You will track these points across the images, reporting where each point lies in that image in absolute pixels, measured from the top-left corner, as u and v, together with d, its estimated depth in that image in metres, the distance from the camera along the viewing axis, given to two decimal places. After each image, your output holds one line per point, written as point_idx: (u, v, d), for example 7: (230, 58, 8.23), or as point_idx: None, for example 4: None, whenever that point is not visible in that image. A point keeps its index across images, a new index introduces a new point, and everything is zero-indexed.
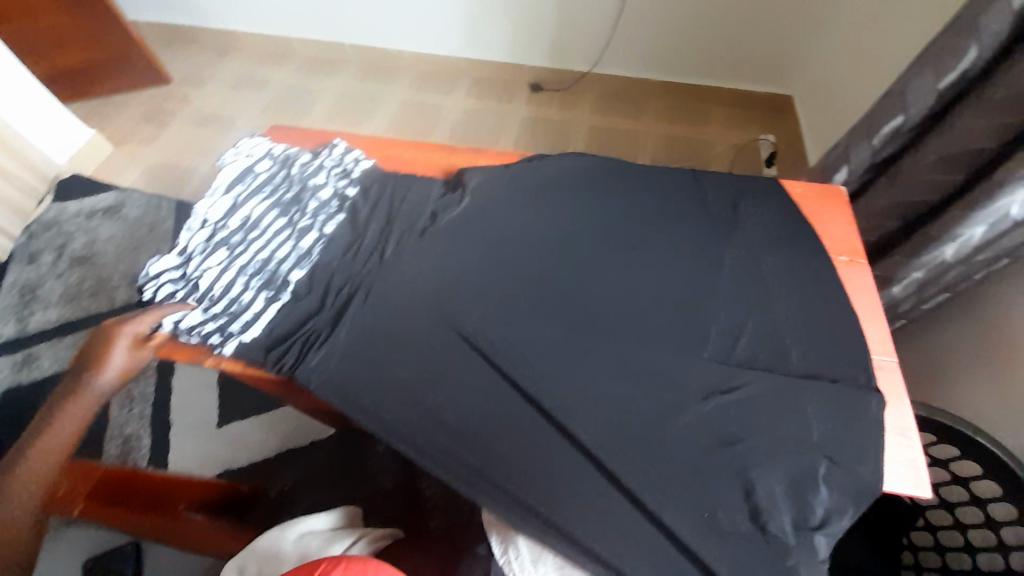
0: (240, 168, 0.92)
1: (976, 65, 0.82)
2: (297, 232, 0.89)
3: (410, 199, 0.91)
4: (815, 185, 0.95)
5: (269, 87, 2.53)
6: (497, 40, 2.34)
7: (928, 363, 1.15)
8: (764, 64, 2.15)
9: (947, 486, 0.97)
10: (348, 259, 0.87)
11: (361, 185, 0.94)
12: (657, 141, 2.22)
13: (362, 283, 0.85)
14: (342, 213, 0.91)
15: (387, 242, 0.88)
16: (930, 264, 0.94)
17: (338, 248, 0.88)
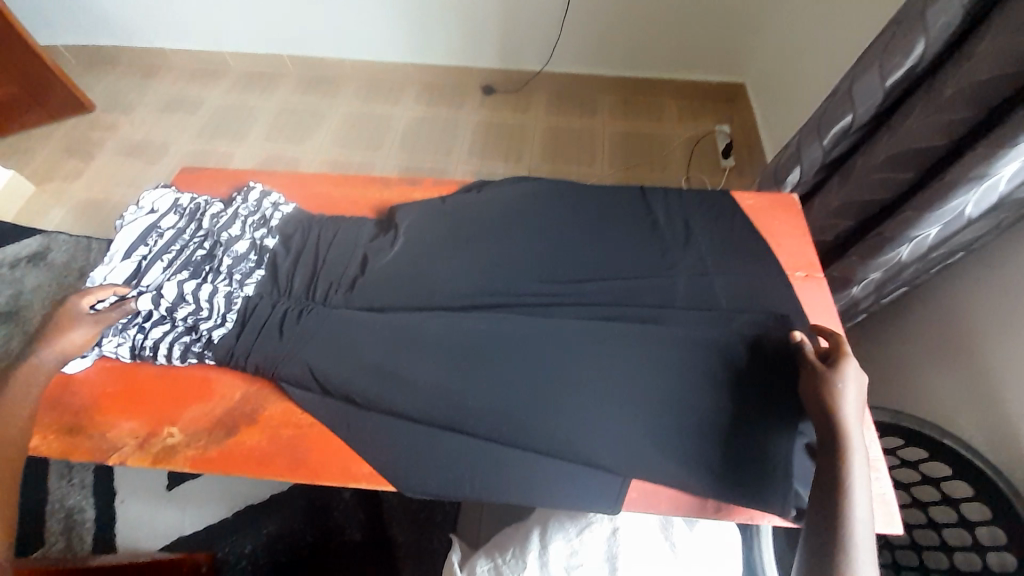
0: (142, 227, 0.81)
1: (921, 61, 0.79)
2: (206, 292, 0.76)
3: (337, 246, 0.81)
4: (767, 194, 0.91)
5: (204, 107, 2.37)
6: (442, 43, 2.24)
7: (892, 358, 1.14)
8: (714, 54, 2.12)
9: (917, 485, 0.92)
10: (268, 322, 0.76)
11: (283, 233, 0.84)
12: (613, 139, 2.17)
13: (281, 350, 0.74)
14: (262, 267, 0.81)
15: (313, 298, 0.78)
16: (886, 264, 0.91)
17: (256, 304, 0.77)
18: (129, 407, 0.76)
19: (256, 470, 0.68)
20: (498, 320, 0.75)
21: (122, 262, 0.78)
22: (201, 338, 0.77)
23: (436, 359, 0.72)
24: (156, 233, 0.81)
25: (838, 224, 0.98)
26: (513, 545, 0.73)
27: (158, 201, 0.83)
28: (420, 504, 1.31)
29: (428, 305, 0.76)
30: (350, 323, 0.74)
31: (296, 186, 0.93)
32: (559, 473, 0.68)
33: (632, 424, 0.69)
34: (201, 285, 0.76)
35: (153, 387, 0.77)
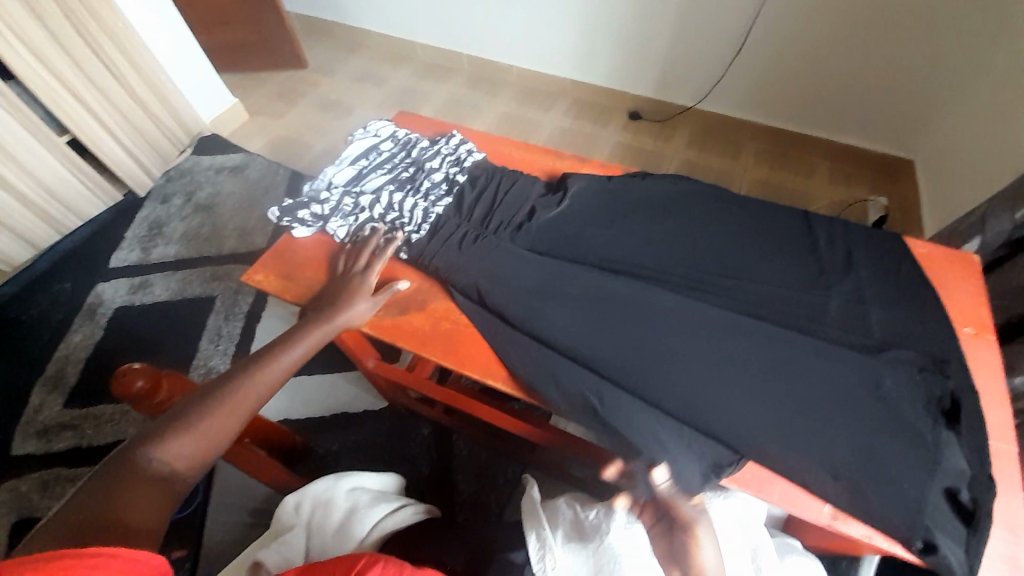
0: (367, 145, 1.00)
1: None
2: (408, 204, 0.93)
3: (513, 195, 0.94)
4: (946, 249, 0.87)
5: (388, 83, 2.75)
6: (606, 65, 2.39)
7: None
8: (887, 124, 2.02)
9: None
10: (445, 238, 0.89)
11: (470, 174, 0.98)
12: (751, 187, 2.15)
13: (449, 264, 0.87)
14: (450, 195, 0.95)
15: (485, 229, 0.90)
16: None
17: (444, 222, 0.91)
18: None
19: (416, 346, 0.83)
20: (637, 291, 0.82)
21: (349, 165, 0.97)
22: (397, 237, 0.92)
23: (578, 307, 0.81)
24: (378, 151, 1.00)
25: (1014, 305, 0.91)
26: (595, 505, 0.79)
27: (383, 128, 1.02)
28: (486, 463, 1.39)
29: (578, 261, 0.85)
30: (511, 255, 0.86)
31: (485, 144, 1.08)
32: (669, 435, 0.73)
33: (751, 417, 0.72)
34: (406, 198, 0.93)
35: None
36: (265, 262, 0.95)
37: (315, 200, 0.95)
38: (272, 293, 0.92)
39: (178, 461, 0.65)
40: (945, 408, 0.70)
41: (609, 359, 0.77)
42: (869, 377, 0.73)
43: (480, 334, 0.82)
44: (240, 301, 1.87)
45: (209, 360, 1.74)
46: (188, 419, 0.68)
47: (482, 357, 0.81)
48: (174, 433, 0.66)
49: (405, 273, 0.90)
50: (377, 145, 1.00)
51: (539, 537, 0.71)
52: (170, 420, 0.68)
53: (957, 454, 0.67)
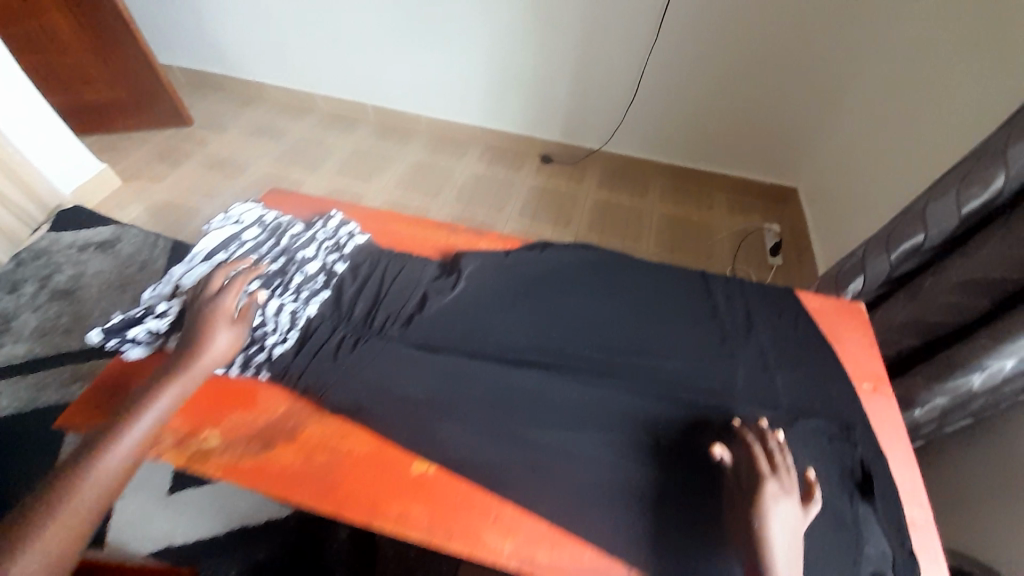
0: (226, 237, 0.87)
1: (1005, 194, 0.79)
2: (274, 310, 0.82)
3: (400, 281, 0.87)
4: (833, 300, 0.90)
5: (286, 137, 2.59)
6: (512, 111, 2.42)
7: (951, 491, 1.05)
8: (768, 157, 2.21)
9: None
10: (321, 342, 0.80)
11: (351, 260, 0.90)
12: (660, 222, 2.22)
13: (327, 373, 0.76)
14: (327, 288, 0.86)
15: (368, 326, 0.82)
16: (954, 391, 0.86)
17: (318, 327, 0.82)
18: (205, 412, 0.76)
19: (285, 493, 0.67)
20: (541, 390, 0.76)
21: (194, 262, 0.82)
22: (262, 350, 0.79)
23: (481, 408, 0.74)
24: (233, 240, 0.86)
25: (900, 340, 0.95)
26: None
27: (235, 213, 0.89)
28: (416, 561, 1.23)
29: (473, 353, 0.79)
30: (400, 357, 0.78)
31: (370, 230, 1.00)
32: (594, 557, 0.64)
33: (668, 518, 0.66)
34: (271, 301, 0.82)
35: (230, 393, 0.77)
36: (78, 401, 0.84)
37: (157, 312, 0.80)
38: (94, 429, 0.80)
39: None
40: (857, 480, 0.69)
41: (517, 469, 0.69)
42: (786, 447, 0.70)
43: (365, 463, 0.70)
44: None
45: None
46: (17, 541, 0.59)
47: (368, 495, 0.67)
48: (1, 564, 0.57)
49: (275, 395, 0.77)
50: (237, 236, 0.88)
51: None
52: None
53: (878, 533, 0.65)
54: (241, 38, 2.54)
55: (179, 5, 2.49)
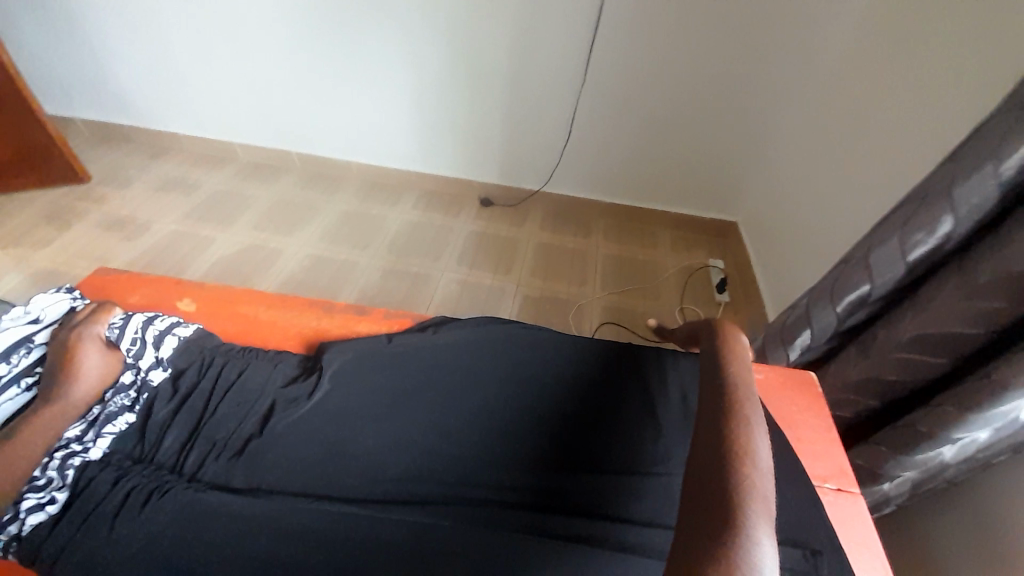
0: (12, 344, 0.87)
1: (952, 243, 0.69)
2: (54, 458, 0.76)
3: (224, 406, 0.86)
4: (786, 370, 0.92)
5: (201, 190, 2.36)
6: (447, 155, 2.31)
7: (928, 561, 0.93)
8: (706, 194, 2.19)
9: None
10: (108, 486, 0.74)
11: (165, 378, 0.89)
12: (607, 262, 2.12)
13: (106, 532, 0.69)
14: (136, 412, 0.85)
15: (179, 460, 0.79)
16: (925, 463, 0.75)
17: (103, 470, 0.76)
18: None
19: None
20: (365, 521, 0.72)
21: None
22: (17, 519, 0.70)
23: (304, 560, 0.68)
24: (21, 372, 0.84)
25: (857, 400, 0.84)
26: None
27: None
28: None
29: (303, 491, 0.76)
30: (204, 502, 0.72)
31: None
32: None
33: None
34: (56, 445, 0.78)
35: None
36: None
37: None
38: None
39: None
40: None
41: None
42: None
43: None
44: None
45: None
46: None
47: None
48: None
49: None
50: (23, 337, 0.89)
51: None
52: None
53: None
54: (149, 88, 2.35)
55: (76, 55, 2.28)
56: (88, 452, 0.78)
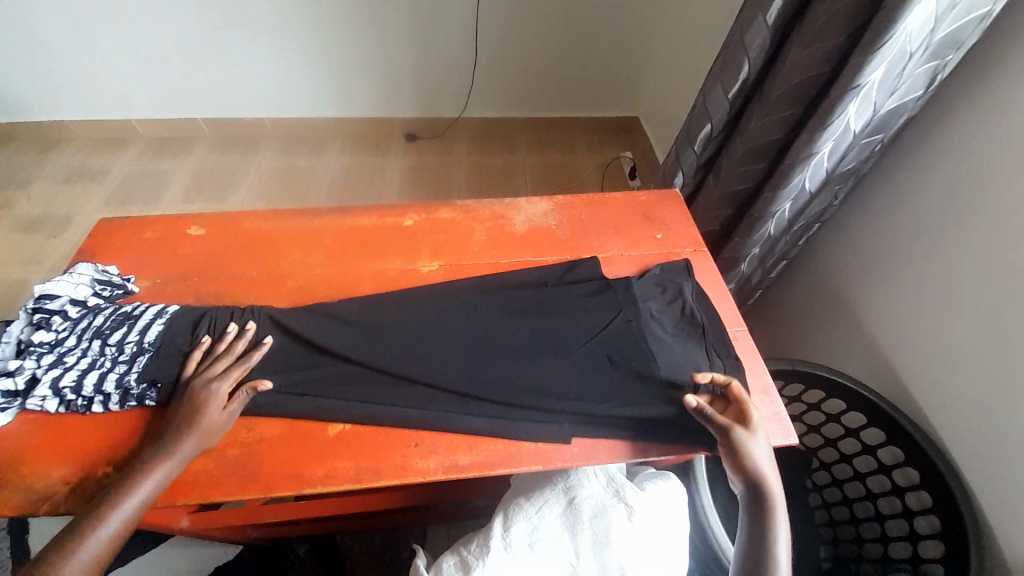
0: None
1: (756, 70, 0.97)
2: (115, 331, 0.70)
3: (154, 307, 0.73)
4: (656, 191, 1.01)
5: (112, 175, 2.13)
6: (363, 94, 2.23)
7: (780, 327, 1.27)
8: (613, 91, 2.33)
9: (842, 440, 0.99)
10: (101, 356, 0.68)
11: (59, 288, 0.72)
12: (534, 171, 2.27)
13: (122, 392, 0.67)
14: (51, 309, 0.70)
15: (138, 344, 0.69)
16: (762, 239, 1.06)
17: (170, 335, 0.70)
18: (57, 451, 0.65)
19: (205, 495, 0.62)
20: (387, 345, 0.73)
21: None
22: (134, 372, 0.67)
23: (349, 369, 0.70)
24: (53, 311, 0.70)
25: (719, 213, 1.14)
26: (478, 535, 0.73)
27: (85, 281, 0.75)
28: (382, 544, 1.16)
29: (300, 332, 0.73)
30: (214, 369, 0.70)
31: (155, 259, 0.85)
32: (530, 456, 0.66)
33: (574, 399, 0.69)
34: (88, 333, 0.69)
35: (92, 429, 0.67)
36: None
37: None
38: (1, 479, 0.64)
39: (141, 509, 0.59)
40: None
41: (415, 416, 0.67)
42: (675, 306, 0.78)
43: (304, 427, 0.67)
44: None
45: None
46: (127, 492, 0.58)
47: (291, 468, 0.64)
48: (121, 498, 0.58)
49: (153, 413, 0.68)
50: None
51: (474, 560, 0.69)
52: (108, 498, 0.58)
53: None
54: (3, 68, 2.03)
55: None
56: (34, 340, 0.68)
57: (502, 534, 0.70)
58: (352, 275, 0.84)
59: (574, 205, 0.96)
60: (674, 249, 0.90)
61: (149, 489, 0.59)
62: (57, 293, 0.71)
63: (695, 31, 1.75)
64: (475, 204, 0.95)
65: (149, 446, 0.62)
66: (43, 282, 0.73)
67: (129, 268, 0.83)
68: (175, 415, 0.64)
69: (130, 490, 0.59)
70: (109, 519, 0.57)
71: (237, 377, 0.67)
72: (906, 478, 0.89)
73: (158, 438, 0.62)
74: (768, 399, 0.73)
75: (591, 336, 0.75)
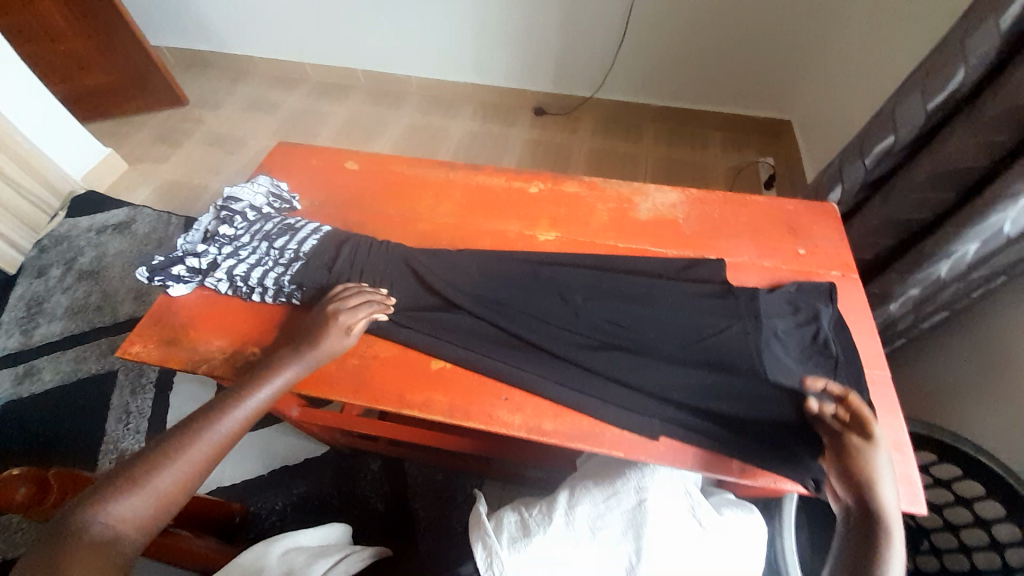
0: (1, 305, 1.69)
1: (975, 80, 0.82)
2: (280, 238, 0.81)
3: (311, 223, 0.84)
4: (807, 202, 0.91)
5: (281, 109, 2.44)
6: (504, 63, 2.27)
7: (919, 385, 1.10)
8: (767, 91, 2.11)
9: (967, 528, 0.84)
10: (267, 256, 0.80)
11: (245, 195, 0.86)
12: (658, 163, 2.16)
13: (278, 289, 0.78)
14: (236, 210, 0.83)
15: (295, 251, 0.80)
16: (927, 280, 0.91)
17: (322, 250, 0.80)
18: (218, 325, 0.79)
19: (322, 392, 0.72)
20: (496, 301, 0.76)
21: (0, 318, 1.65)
22: (288, 274, 0.78)
23: (460, 311, 0.75)
24: (238, 212, 0.83)
25: (876, 241, 1.00)
26: (540, 502, 0.71)
27: (262, 191, 0.88)
28: (442, 483, 1.24)
29: (425, 273, 0.79)
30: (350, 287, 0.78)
31: (315, 183, 0.97)
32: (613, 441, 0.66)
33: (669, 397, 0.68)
34: (260, 235, 0.81)
35: (248, 316, 0.79)
36: (150, 311, 0.83)
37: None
38: (181, 339, 0.79)
39: (273, 396, 0.69)
40: None
41: (511, 372, 0.70)
42: (806, 329, 0.71)
43: (412, 355, 0.73)
44: (145, 370, 1.46)
45: (120, 442, 1.34)
46: (268, 380, 0.69)
47: (396, 387, 0.71)
48: (263, 384, 0.69)
49: (297, 314, 0.78)
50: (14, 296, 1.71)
51: (536, 524, 0.66)
52: (254, 380, 0.69)
53: None
54: (217, 7, 2.38)
55: None
56: (220, 232, 0.81)
57: (565, 507, 0.67)
58: (474, 230, 0.88)
59: (709, 202, 0.90)
60: (816, 269, 0.81)
61: (285, 382, 0.69)
62: (241, 197, 0.85)
63: (889, 32, 1.50)
64: (602, 183, 0.94)
65: (290, 347, 0.72)
66: (234, 185, 0.87)
67: (295, 187, 0.96)
68: (313, 329, 0.72)
69: (271, 379, 0.69)
70: (251, 397, 0.68)
71: (363, 312, 0.73)
72: None
73: (298, 343, 0.71)
74: (898, 457, 0.64)
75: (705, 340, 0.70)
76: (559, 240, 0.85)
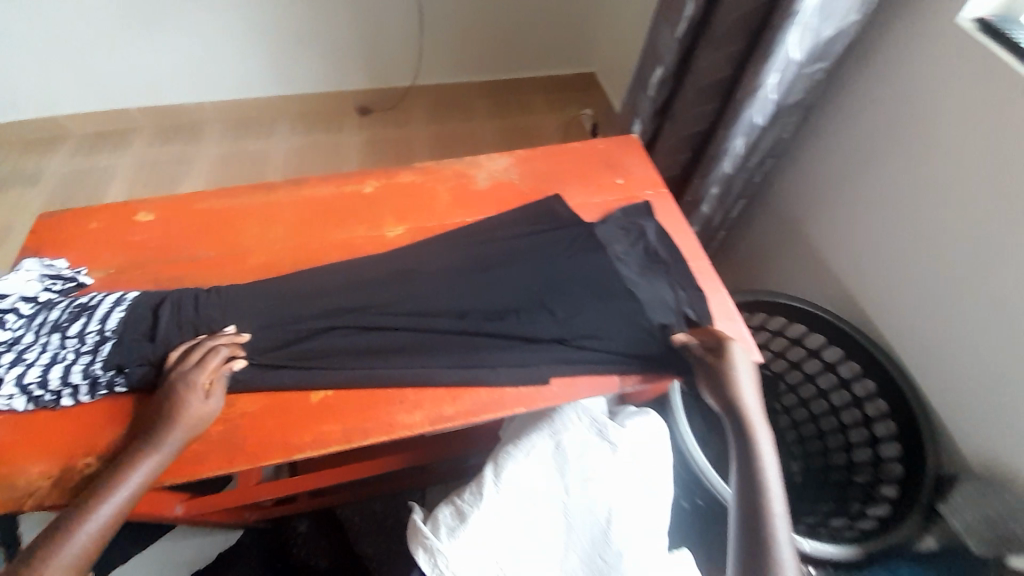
0: None
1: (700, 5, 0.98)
2: (74, 323, 0.68)
3: (112, 295, 0.71)
4: (613, 137, 1.02)
5: (45, 176, 1.98)
6: (307, 68, 2.11)
7: (743, 263, 1.32)
8: (566, 47, 2.28)
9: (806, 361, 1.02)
10: (64, 350, 0.66)
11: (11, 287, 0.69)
12: (494, 134, 2.22)
13: (92, 381, 0.65)
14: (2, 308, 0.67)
15: (99, 332, 0.67)
16: (720, 177, 1.09)
17: (135, 322, 0.69)
18: (33, 446, 0.63)
19: (193, 472, 0.63)
20: (359, 310, 0.73)
21: None
22: (99, 360, 0.66)
23: (324, 335, 0.71)
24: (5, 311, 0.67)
25: (677, 156, 1.16)
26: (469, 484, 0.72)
27: (34, 277, 0.72)
28: (382, 512, 1.18)
29: (273, 308, 0.72)
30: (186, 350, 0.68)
31: (107, 249, 0.81)
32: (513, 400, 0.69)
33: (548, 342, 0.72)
34: (48, 328, 0.67)
35: (67, 424, 0.65)
36: None
37: None
38: None
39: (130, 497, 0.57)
40: None
41: (397, 375, 0.68)
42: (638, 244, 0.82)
43: (286, 395, 0.67)
44: None
45: None
46: (116, 482, 0.57)
47: (281, 435, 0.65)
48: (111, 488, 0.57)
49: (131, 401, 0.66)
50: None
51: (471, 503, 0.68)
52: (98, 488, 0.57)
53: None
54: None
55: None
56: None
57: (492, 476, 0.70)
58: (316, 248, 0.82)
59: (535, 159, 0.96)
60: (637, 192, 0.91)
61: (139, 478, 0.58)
62: (5, 291, 0.69)
63: None
64: (435, 166, 0.94)
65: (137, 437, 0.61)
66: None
67: (82, 260, 0.80)
68: (160, 407, 0.62)
69: (119, 480, 0.58)
70: (98, 510, 0.56)
71: (214, 368, 0.65)
72: (864, 389, 0.95)
73: (146, 429, 0.61)
74: (729, 321, 0.78)
75: (563, 281, 0.76)
76: (409, 231, 0.84)
